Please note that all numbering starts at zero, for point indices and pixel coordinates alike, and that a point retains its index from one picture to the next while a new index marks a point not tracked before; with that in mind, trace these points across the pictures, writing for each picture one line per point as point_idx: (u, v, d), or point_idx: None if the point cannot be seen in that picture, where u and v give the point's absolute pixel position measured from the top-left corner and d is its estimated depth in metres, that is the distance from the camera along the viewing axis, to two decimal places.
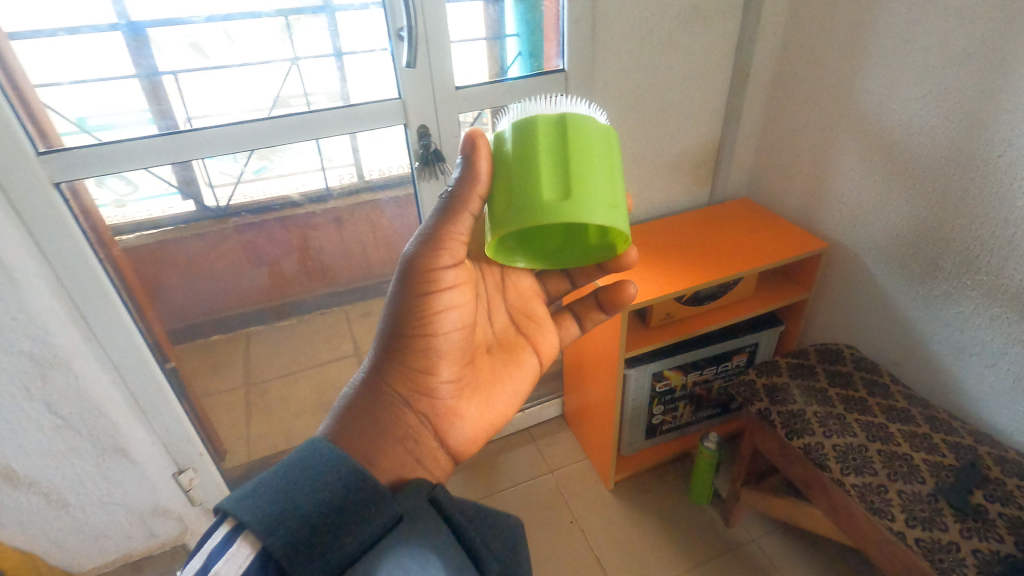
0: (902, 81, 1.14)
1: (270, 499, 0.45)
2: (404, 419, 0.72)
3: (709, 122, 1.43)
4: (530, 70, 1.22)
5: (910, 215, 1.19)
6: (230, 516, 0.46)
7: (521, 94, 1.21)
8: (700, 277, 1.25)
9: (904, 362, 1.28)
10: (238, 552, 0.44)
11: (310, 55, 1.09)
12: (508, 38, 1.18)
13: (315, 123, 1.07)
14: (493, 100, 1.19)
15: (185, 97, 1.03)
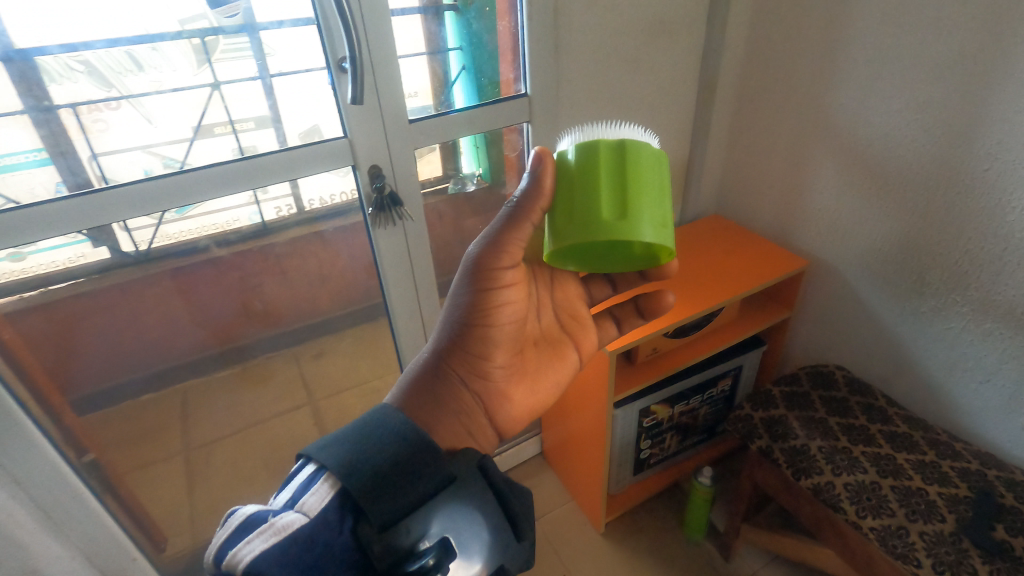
0: (877, 92, 1.09)
1: (352, 447, 0.52)
2: (457, 395, 0.73)
3: (677, 139, 1.36)
4: (474, 85, 1.09)
5: (892, 231, 1.15)
6: (312, 462, 0.52)
7: (481, 125, 1.10)
8: (686, 311, 1.18)
9: (893, 379, 1.24)
10: (323, 489, 0.50)
11: (231, 79, 0.93)
12: (450, 52, 1.05)
13: (253, 172, 0.92)
14: (450, 133, 1.06)
15: (88, 133, 0.88)
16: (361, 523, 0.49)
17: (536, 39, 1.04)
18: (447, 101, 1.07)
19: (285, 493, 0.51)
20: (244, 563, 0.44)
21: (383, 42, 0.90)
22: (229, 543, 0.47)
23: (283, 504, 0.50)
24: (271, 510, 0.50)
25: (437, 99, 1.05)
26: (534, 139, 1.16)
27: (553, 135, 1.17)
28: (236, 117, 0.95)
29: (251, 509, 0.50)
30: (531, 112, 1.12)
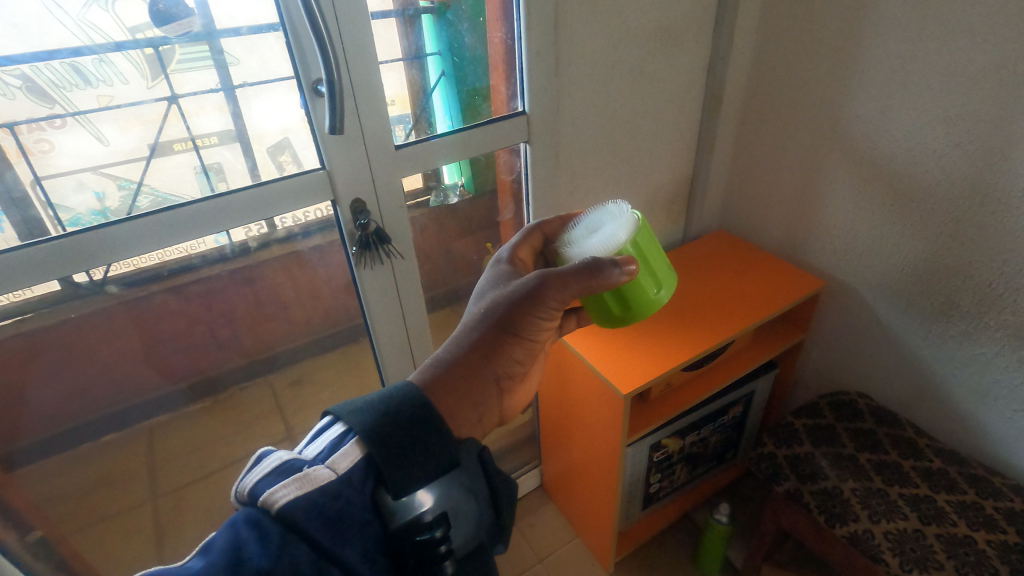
0: (901, 105, 1.01)
1: (380, 413, 0.54)
2: (482, 388, 0.75)
3: (682, 153, 1.27)
4: (456, 94, 0.97)
5: (916, 252, 1.08)
6: (341, 423, 0.55)
7: (473, 149, 0.99)
8: (704, 345, 1.09)
9: (917, 405, 1.17)
10: (350, 451, 0.53)
11: (192, 92, 0.80)
12: (428, 58, 0.92)
13: (225, 210, 0.80)
14: (440, 158, 0.95)
15: (29, 154, 0.75)
16: (380, 488, 0.53)
17: (534, 53, 0.93)
18: (426, 107, 0.94)
19: (315, 448, 0.54)
20: (277, 505, 0.47)
21: (366, 55, 0.78)
22: (262, 484, 0.50)
23: (312, 456, 0.53)
24: (302, 461, 0.52)
25: (415, 110, 0.93)
26: (533, 161, 1.05)
27: (553, 157, 1.07)
28: (196, 132, 0.82)
29: (285, 456, 0.52)
30: (529, 131, 1.02)
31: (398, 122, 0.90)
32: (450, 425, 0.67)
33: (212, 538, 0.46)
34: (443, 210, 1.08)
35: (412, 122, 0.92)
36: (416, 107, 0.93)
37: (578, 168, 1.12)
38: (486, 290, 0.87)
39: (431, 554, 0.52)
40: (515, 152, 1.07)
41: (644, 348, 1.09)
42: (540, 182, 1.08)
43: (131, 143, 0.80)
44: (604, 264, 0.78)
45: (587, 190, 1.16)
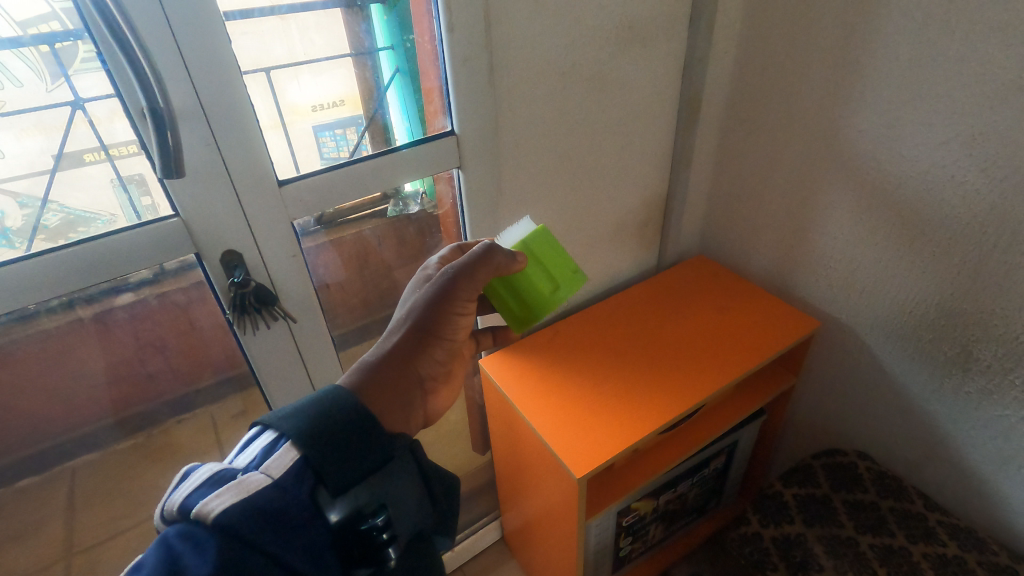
0: (915, 119, 0.83)
1: (313, 418, 0.47)
2: (410, 387, 0.62)
3: (654, 169, 1.09)
4: (410, 94, 0.80)
5: (929, 293, 0.90)
6: (271, 429, 0.47)
7: (385, 182, 0.79)
8: (676, 407, 0.91)
9: (924, 464, 1.01)
10: (288, 452, 0.45)
11: (99, 95, 0.58)
12: (380, 53, 0.76)
13: (111, 257, 0.62)
14: (342, 196, 0.75)
15: None
16: (319, 488, 0.45)
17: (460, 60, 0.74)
18: (381, 109, 0.78)
19: (241, 458, 0.46)
20: (212, 516, 0.40)
21: (224, 67, 0.59)
22: (193, 496, 0.42)
23: (246, 461, 0.46)
24: (237, 468, 0.45)
25: (369, 110, 0.78)
26: (467, 189, 0.86)
27: (494, 183, 0.88)
28: (109, 141, 0.61)
29: (215, 466, 0.45)
30: (460, 154, 0.83)
31: (341, 125, 0.75)
32: (384, 427, 0.54)
33: (142, 558, 0.40)
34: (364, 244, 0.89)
35: (367, 123, 0.77)
36: (367, 108, 0.77)
37: (527, 194, 0.93)
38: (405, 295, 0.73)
39: (372, 542, 0.47)
40: (450, 177, 0.88)
41: (604, 412, 0.91)
42: (478, 213, 0.89)
43: (29, 155, 0.60)
44: (504, 253, 0.70)
45: (540, 219, 0.98)
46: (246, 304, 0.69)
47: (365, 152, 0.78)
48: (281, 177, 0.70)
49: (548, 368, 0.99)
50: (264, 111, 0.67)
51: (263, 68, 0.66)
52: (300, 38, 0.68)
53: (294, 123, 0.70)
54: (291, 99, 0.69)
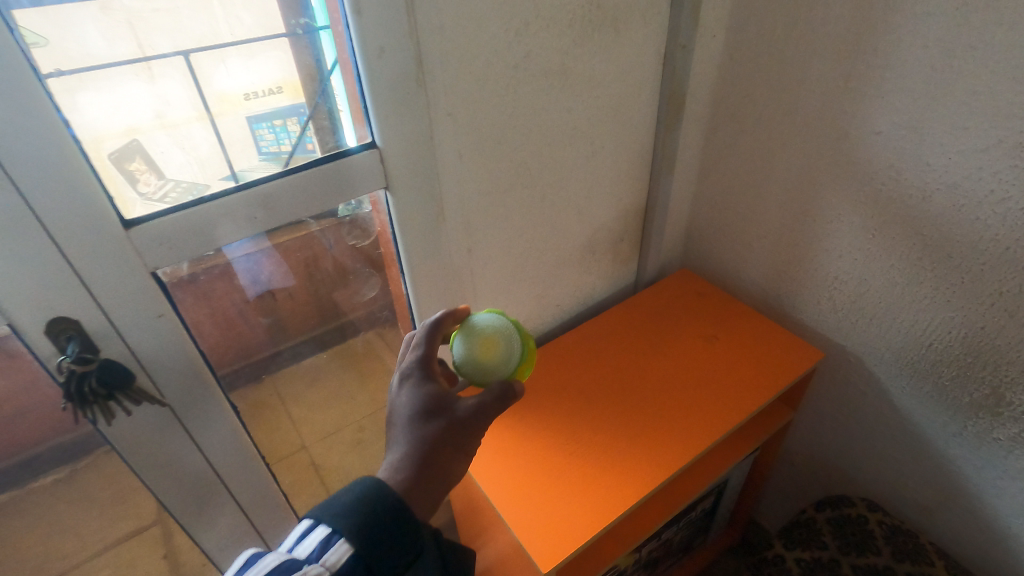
0: (945, 121, 0.68)
1: (359, 510, 0.42)
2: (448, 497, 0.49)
3: (629, 175, 0.93)
4: (345, 92, 0.63)
5: (953, 325, 0.77)
6: (320, 517, 0.42)
7: (276, 218, 0.61)
8: (658, 469, 0.76)
9: (938, 511, 0.89)
10: (344, 543, 0.41)
11: None
12: (322, 32, 0.59)
13: None
14: (215, 239, 0.57)
15: None
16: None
17: (373, 52, 0.57)
18: (327, 97, 0.63)
19: (294, 545, 0.42)
20: None
21: (7, 69, 0.41)
22: None
23: (304, 552, 0.41)
24: (299, 557, 0.41)
25: (313, 97, 0.63)
26: (398, 213, 0.69)
27: (432, 206, 0.71)
28: None
29: (276, 556, 0.41)
30: (385, 173, 0.65)
31: (278, 115, 0.61)
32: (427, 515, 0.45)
33: None
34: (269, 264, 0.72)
35: (310, 112, 0.63)
36: (308, 97, 0.63)
37: (476, 216, 0.76)
38: (412, 400, 0.50)
39: None
40: (376, 199, 0.71)
41: (574, 478, 0.75)
42: (414, 243, 0.72)
43: None
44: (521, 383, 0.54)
45: (493, 244, 0.81)
46: (86, 392, 0.52)
47: (310, 147, 0.64)
48: (172, 195, 0.55)
49: (508, 419, 0.83)
50: (188, 101, 0.55)
51: (185, 51, 0.53)
52: (223, 15, 0.54)
53: (223, 115, 0.58)
54: (218, 87, 0.56)
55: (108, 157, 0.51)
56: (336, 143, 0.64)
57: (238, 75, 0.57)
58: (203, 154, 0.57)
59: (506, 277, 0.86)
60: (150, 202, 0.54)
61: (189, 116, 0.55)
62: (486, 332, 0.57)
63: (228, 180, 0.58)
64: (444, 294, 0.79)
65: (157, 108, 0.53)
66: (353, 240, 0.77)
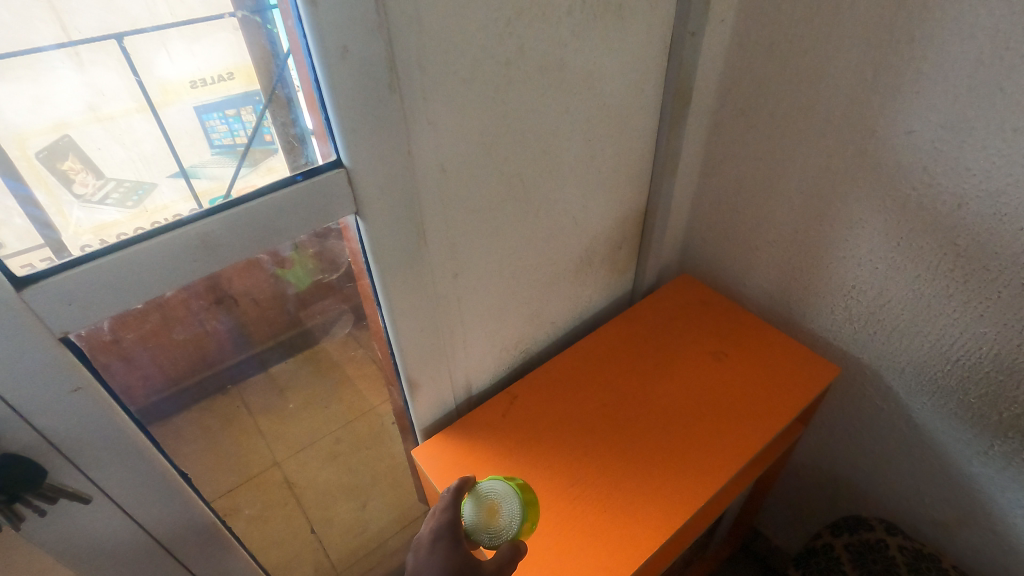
0: (991, 121, 0.60)
1: None
2: None
3: (628, 179, 0.84)
4: (300, 86, 0.51)
5: (983, 341, 0.71)
6: None
7: (219, 258, 0.50)
8: (669, 517, 0.69)
9: (953, 528, 0.85)
10: None
11: None
12: (273, 11, 0.48)
13: None
14: (147, 288, 0.48)
15: None
16: None
17: (334, 52, 0.46)
18: (284, 82, 0.51)
19: None
20: None
21: None
22: None
23: None
24: None
25: (268, 87, 0.51)
26: (371, 240, 0.59)
27: (412, 230, 0.61)
28: None
29: None
30: (354, 196, 0.55)
31: (232, 104, 0.50)
32: None
33: None
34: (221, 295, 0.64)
35: (266, 101, 0.51)
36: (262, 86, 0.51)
37: (464, 236, 0.67)
38: (444, 559, 0.55)
39: None
40: (342, 228, 0.61)
41: (577, 530, 0.69)
42: (393, 273, 0.62)
43: None
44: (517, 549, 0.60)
45: (484, 265, 0.72)
46: None
47: (268, 138, 0.52)
48: (109, 201, 0.45)
49: (501, 457, 0.76)
50: (126, 89, 0.44)
51: (119, 34, 0.42)
52: None
53: (168, 104, 0.46)
54: (162, 74, 0.45)
55: (37, 156, 0.42)
56: (295, 161, 0.53)
57: (185, 57, 0.46)
58: (149, 151, 0.46)
59: (498, 299, 0.77)
60: (89, 205, 0.45)
61: (127, 108, 0.44)
62: (485, 501, 0.63)
63: (178, 178, 0.48)
64: (429, 323, 0.70)
65: (88, 100, 0.43)
66: (322, 273, 0.69)
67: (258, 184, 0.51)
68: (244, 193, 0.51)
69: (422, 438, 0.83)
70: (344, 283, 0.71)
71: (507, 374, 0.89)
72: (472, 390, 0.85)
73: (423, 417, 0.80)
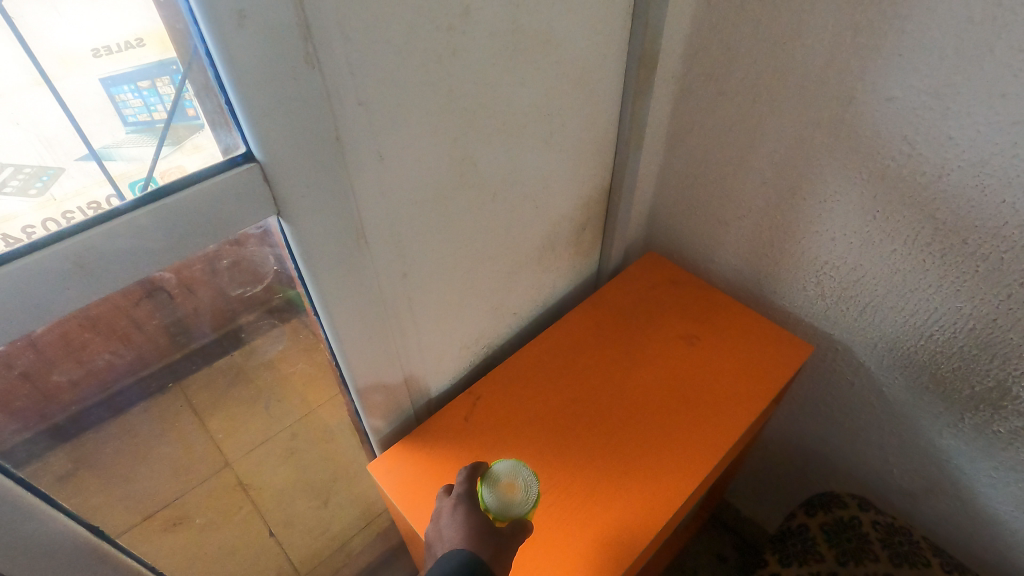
0: (979, 86, 0.56)
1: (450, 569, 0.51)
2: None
3: (591, 155, 0.78)
4: (205, 58, 0.40)
5: (959, 316, 0.68)
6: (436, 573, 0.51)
7: (109, 278, 0.41)
8: (648, 520, 0.65)
9: (921, 497, 0.85)
10: None
11: None
12: None
13: None
14: (39, 308, 0.39)
15: None
16: None
17: (226, 18, 0.36)
18: (196, 51, 0.40)
19: None
20: None
21: None
22: None
23: None
24: None
25: (187, 53, 0.40)
26: (299, 245, 0.50)
27: (349, 228, 0.52)
28: None
29: None
30: (273, 195, 0.46)
31: (146, 74, 0.40)
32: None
33: None
34: (123, 327, 0.58)
35: (185, 70, 0.41)
36: (183, 58, 0.41)
37: (412, 231, 0.59)
38: (466, 516, 0.57)
39: None
40: (262, 232, 0.52)
41: (551, 540, 0.64)
42: (330, 278, 0.54)
43: None
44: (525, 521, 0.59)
45: (437, 260, 0.64)
46: None
47: (192, 112, 0.43)
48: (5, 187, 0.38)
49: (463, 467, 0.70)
50: (13, 58, 0.35)
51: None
52: None
53: (65, 76, 0.37)
54: (52, 38, 0.36)
55: None
56: (223, 138, 0.44)
57: (82, 18, 0.36)
58: (49, 131, 0.38)
59: (454, 294, 0.70)
60: None
61: (19, 83, 0.36)
62: (504, 479, 0.61)
63: (89, 160, 0.40)
64: (378, 329, 0.63)
65: None
66: (240, 287, 0.64)
67: (184, 165, 0.43)
68: (171, 180, 0.43)
69: (379, 448, 0.76)
70: (273, 299, 0.67)
71: (469, 371, 0.83)
72: (430, 393, 0.78)
73: (376, 427, 0.72)
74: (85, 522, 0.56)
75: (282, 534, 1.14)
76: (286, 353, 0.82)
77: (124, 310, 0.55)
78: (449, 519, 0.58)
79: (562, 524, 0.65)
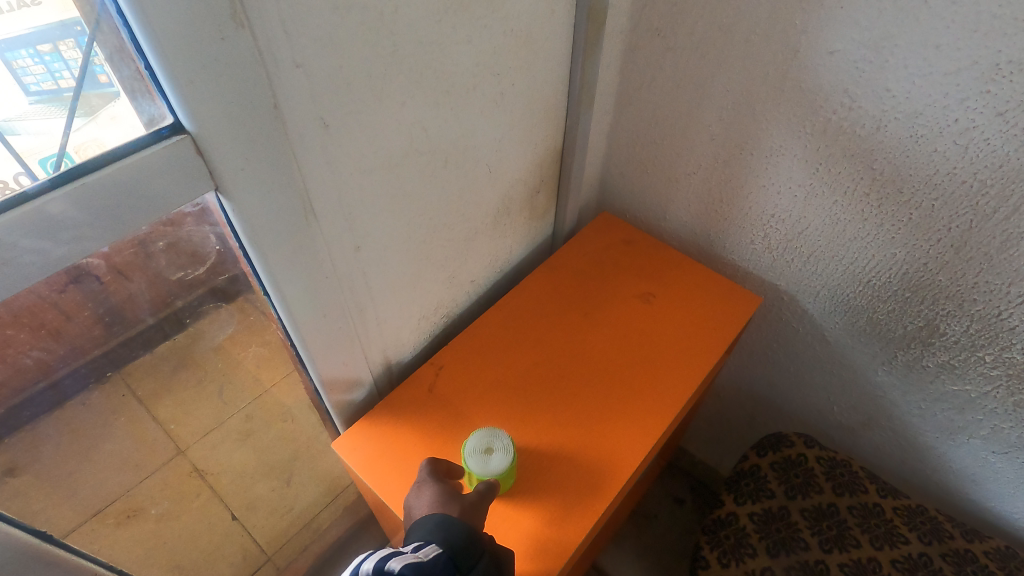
0: (916, 38, 0.57)
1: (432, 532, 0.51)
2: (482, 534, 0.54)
3: (543, 115, 0.76)
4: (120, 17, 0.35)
5: (894, 261, 0.72)
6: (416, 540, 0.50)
7: (24, 267, 0.37)
8: (612, 473, 0.67)
9: (858, 430, 0.92)
10: (430, 546, 0.49)
11: None
12: None
13: None
14: None
15: None
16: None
17: None
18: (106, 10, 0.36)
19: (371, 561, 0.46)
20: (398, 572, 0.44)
21: None
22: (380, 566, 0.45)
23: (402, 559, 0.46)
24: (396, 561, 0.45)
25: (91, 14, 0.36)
26: (241, 221, 0.47)
27: (296, 201, 0.50)
28: None
29: (381, 554, 0.46)
30: (208, 169, 0.43)
31: (45, 37, 0.36)
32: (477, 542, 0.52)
33: None
34: (50, 320, 0.53)
35: (90, 31, 0.37)
36: (87, 18, 0.36)
37: (362, 202, 0.56)
38: (434, 491, 0.58)
39: None
40: (200, 210, 0.49)
41: (520, 503, 0.65)
42: (277, 257, 0.51)
43: None
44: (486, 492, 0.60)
45: (390, 231, 0.62)
46: None
47: (103, 78, 0.39)
48: None
49: (432, 440, 0.70)
50: None
51: None
52: None
53: None
54: None
55: None
56: (141, 110, 0.40)
57: None
58: None
59: (409, 264, 0.68)
60: None
61: None
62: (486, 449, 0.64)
63: None
64: (333, 306, 0.61)
65: None
66: (180, 270, 0.60)
67: (99, 139, 0.39)
68: (90, 156, 0.39)
69: (343, 425, 0.75)
70: (216, 280, 0.64)
71: (428, 342, 0.82)
72: (391, 367, 0.77)
73: (338, 405, 0.71)
74: (25, 525, 0.55)
75: (244, 519, 1.12)
76: (236, 335, 0.79)
77: (47, 301, 0.50)
78: (421, 498, 0.58)
79: (532, 486, 0.66)
